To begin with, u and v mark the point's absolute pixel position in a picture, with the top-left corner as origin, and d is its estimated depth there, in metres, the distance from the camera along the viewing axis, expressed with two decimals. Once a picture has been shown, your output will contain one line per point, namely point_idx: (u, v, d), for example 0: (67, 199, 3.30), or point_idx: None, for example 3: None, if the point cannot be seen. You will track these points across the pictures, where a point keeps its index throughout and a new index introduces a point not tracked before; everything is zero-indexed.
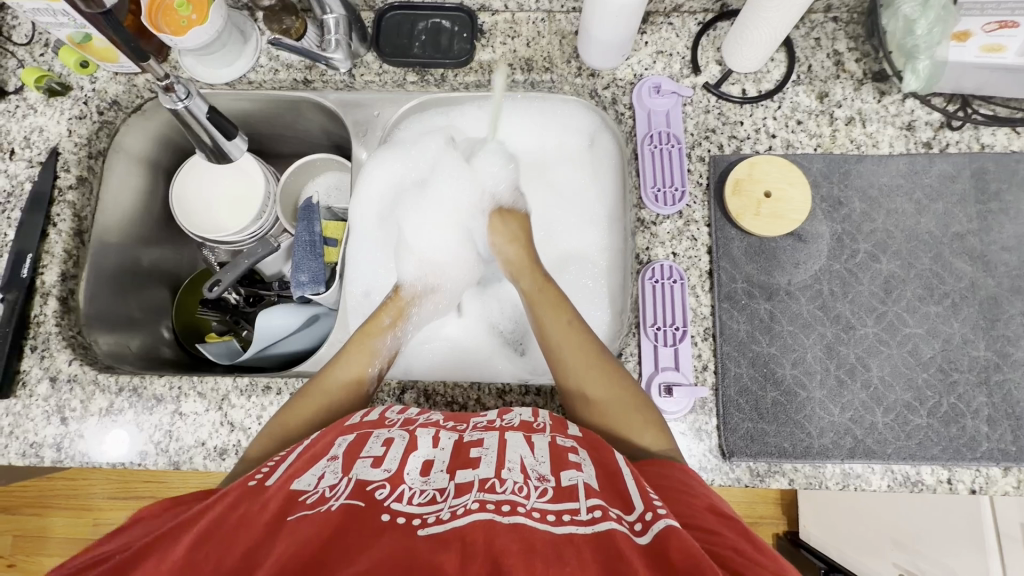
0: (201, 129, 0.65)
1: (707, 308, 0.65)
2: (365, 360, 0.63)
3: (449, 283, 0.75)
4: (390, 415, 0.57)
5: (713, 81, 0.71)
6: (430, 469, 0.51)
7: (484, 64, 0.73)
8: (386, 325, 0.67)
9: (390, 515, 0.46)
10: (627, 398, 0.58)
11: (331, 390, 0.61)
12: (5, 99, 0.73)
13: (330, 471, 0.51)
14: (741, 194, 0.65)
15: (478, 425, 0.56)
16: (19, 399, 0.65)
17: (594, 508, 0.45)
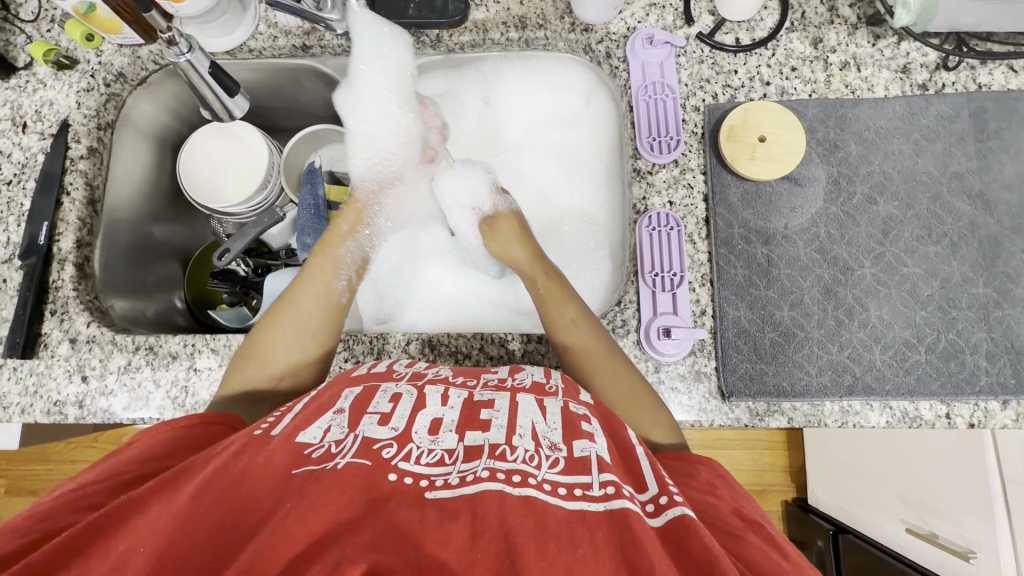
0: (205, 83, 0.66)
1: (705, 255, 0.66)
2: (331, 267, 0.67)
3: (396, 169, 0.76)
4: (397, 369, 0.60)
5: (706, 31, 0.71)
6: (438, 427, 0.52)
7: (479, 23, 0.73)
8: (344, 232, 0.70)
9: (397, 474, 0.47)
10: (640, 395, 0.59)
11: (302, 303, 0.64)
12: (15, 75, 0.75)
13: (335, 424, 0.52)
14: (736, 139, 0.65)
15: (489, 384, 0.58)
16: (42, 359, 0.68)
17: (608, 484, 0.45)
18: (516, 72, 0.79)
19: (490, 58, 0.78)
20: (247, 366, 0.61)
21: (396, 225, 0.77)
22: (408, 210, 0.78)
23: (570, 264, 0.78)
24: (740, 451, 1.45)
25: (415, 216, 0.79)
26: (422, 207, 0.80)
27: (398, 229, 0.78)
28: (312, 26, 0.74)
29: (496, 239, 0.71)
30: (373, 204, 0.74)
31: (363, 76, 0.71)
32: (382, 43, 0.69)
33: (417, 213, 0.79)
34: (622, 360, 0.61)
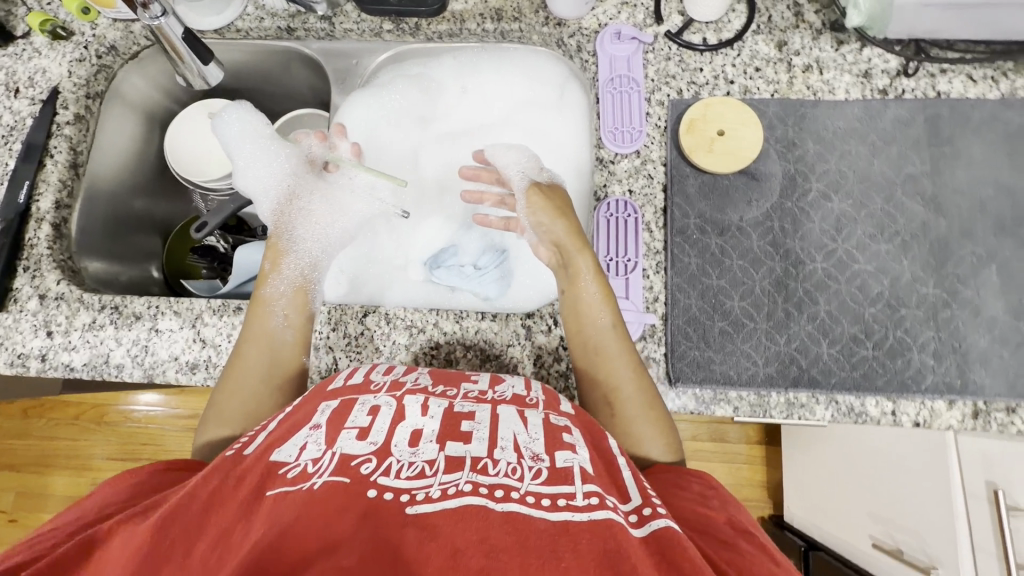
0: (180, 49, 0.70)
1: (660, 244, 0.67)
2: (262, 310, 0.65)
3: (298, 196, 0.74)
4: (374, 380, 0.58)
5: (674, 30, 0.73)
6: (418, 439, 0.51)
7: (457, 13, 0.76)
8: (266, 272, 0.68)
9: (378, 490, 0.46)
10: (656, 417, 0.59)
11: (248, 351, 0.63)
12: (13, 43, 0.79)
13: (312, 440, 0.50)
14: (695, 132, 0.67)
15: (469, 395, 0.57)
16: (10, 313, 0.70)
17: (591, 496, 0.45)
18: (492, 64, 0.81)
19: (467, 50, 0.81)
20: (214, 423, 0.60)
21: (325, 239, 0.73)
22: (337, 210, 0.75)
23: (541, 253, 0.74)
24: (718, 464, 1.44)
25: (346, 220, 0.75)
26: (349, 207, 0.76)
27: (331, 241, 0.73)
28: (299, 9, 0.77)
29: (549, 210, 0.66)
30: (288, 232, 0.71)
31: (240, 144, 0.75)
32: (229, 113, 0.75)
33: (342, 214, 0.75)
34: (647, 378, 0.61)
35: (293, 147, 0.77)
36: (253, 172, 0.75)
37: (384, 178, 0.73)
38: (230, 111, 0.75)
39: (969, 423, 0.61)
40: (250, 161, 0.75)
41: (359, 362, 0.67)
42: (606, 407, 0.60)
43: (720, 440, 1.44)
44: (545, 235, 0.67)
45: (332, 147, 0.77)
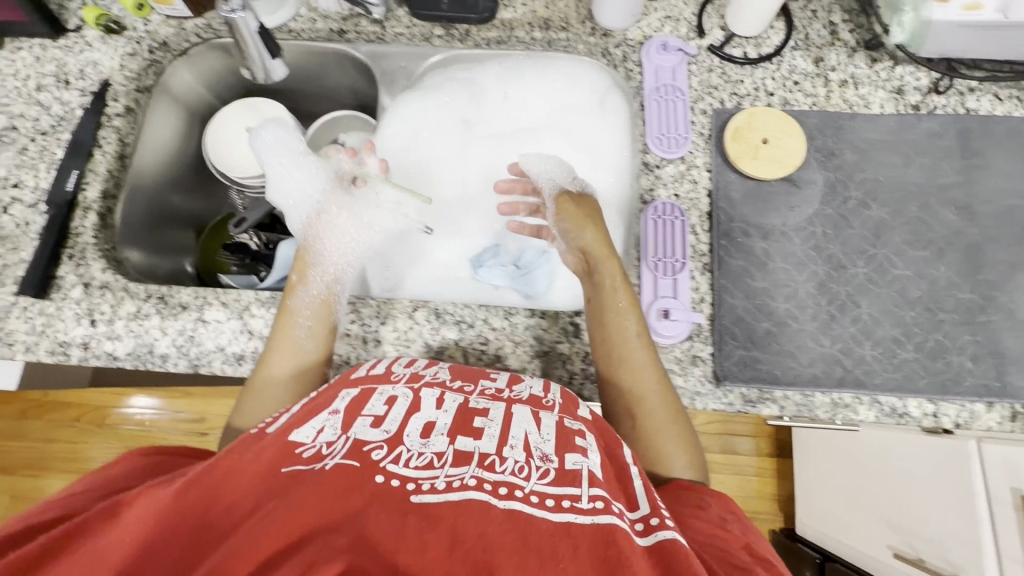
0: (252, 43, 0.72)
1: (705, 246, 0.69)
2: (286, 319, 0.64)
3: (329, 212, 0.73)
4: (396, 370, 0.58)
5: (717, 44, 0.76)
6: (430, 432, 0.50)
7: (506, 22, 0.80)
8: (292, 282, 0.67)
9: (385, 476, 0.44)
10: (679, 430, 0.59)
11: (272, 359, 0.63)
12: (65, 36, 0.80)
13: (329, 424, 0.50)
14: (740, 140, 0.70)
15: (486, 391, 0.57)
16: (53, 301, 0.70)
17: (596, 500, 0.44)
18: (535, 71, 0.82)
19: (512, 57, 0.82)
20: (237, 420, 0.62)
21: (348, 253, 0.72)
22: (360, 221, 0.74)
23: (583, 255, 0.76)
24: (731, 476, 1.44)
25: (370, 235, 0.74)
26: (376, 223, 0.75)
27: (352, 255, 0.72)
28: (354, 11, 0.80)
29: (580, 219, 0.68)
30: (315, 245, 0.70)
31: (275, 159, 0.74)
32: (268, 129, 0.76)
33: (368, 230, 0.74)
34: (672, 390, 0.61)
35: (324, 164, 0.76)
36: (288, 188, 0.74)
37: (414, 197, 0.75)
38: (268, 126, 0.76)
39: (1008, 424, 0.63)
40: (284, 175, 0.74)
41: (409, 356, 0.67)
42: (630, 422, 0.60)
43: (733, 453, 1.45)
44: (573, 242, 0.68)
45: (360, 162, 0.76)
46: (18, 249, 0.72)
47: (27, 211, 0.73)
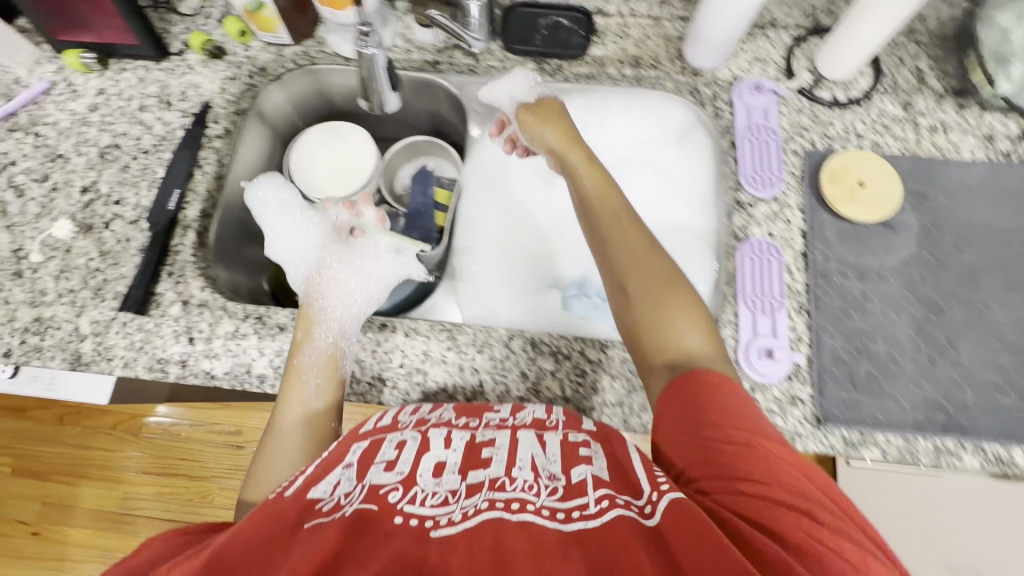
0: (379, 77, 0.71)
1: (802, 285, 0.69)
2: (295, 380, 0.62)
3: (332, 268, 0.72)
4: (401, 418, 0.61)
5: (806, 86, 0.78)
6: (442, 471, 0.52)
7: (597, 58, 0.82)
8: (297, 341, 0.65)
9: (402, 517, 0.46)
10: (678, 304, 0.55)
11: (278, 423, 0.60)
12: (168, 59, 0.82)
13: (345, 477, 0.52)
14: (837, 182, 0.71)
15: (490, 423, 0.59)
16: (152, 317, 0.70)
17: (602, 500, 0.46)
18: (620, 105, 0.83)
19: (598, 90, 0.82)
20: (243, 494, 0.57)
21: (354, 309, 0.69)
22: (364, 274, 0.72)
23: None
24: None
25: (373, 287, 0.72)
26: (378, 275, 0.73)
27: (360, 308, 0.69)
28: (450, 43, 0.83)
29: (547, 122, 0.70)
30: (320, 300, 0.68)
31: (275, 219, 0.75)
32: (265, 186, 0.76)
33: (372, 283, 0.72)
34: (668, 261, 0.58)
35: (321, 218, 0.76)
36: (284, 245, 0.75)
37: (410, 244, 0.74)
38: (263, 183, 0.76)
39: None
40: (283, 233, 0.75)
41: (506, 386, 0.67)
42: (632, 330, 0.56)
43: None
44: (540, 145, 0.71)
45: (359, 214, 0.75)
46: (119, 264, 0.73)
47: (128, 228, 0.75)
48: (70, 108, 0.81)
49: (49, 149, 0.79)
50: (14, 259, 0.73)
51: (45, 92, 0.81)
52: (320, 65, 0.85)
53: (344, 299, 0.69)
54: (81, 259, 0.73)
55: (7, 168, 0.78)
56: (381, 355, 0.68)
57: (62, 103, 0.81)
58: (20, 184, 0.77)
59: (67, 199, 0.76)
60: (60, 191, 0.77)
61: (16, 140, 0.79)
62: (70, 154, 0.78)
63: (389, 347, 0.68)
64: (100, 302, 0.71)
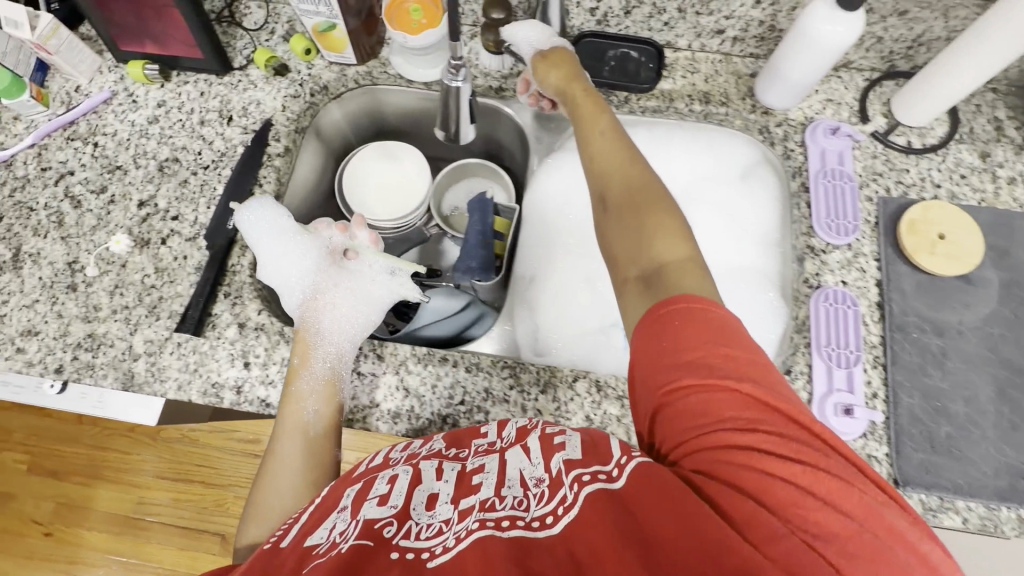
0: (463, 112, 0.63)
1: (877, 338, 0.67)
2: (293, 405, 0.62)
3: (329, 293, 0.70)
4: (393, 456, 0.58)
5: (880, 131, 0.76)
6: (435, 503, 0.50)
7: (665, 92, 0.80)
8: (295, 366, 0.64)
9: (399, 552, 0.45)
10: (664, 220, 0.51)
11: (279, 451, 0.60)
12: (230, 74, 0.81)
13: (340, 520, 0.50)
14: (916, 234, 0.69)
15: (479, 448, 0.56)
16: (207, 339, 0.69)
17: (575, 484, 0.46)
18: (684, 140, 0.82)
19: (664, 123, 0.81)
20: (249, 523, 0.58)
21: (350, 330, 0.68)
22: (361, 298, 0.71)
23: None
24: None
25: (370, 308, 0.71)
26: (373, 297, 0.72)
27: (358, 330, 0.68)
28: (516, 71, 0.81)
29: (557, 69, 0.65)
30: (317, 324, 0.67)
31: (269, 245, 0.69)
32: (256, 210, 0.70)
33: (369, 306, 0.71)
34: (657, 184, 0.53)
35: (314, 241, 0.72)
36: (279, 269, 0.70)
37: (407, 266, 0.73)
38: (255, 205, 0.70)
39: None
40: (275, 256, 0.70)
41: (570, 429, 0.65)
42: (609, 246, 0.54)
43: None
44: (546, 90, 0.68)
45: (352, 237, 0.72)
46: (174, 282, 0.71)
47: (185, 245, 0.73)
48: (130, 119, 0.80)
49: (107, 161, 0.78)
50: (69, 272, 0.72)
51: (106, 101, 0.81)
52: (381, 86, 0.84)
53: (338, 316, 0.69)
54: (136, 275, 0.72)
55: (65, 178, 0.77)
56: (441, 389, 0.66)
57: (122, 114, 0.80)
58: (77, 194, 0.76)
59: (124, 212, 0.75)
60: (118, 204, 0.75)
61: (75, 150, 0.78)
62: (128, 166, 0.77)
63: (451, 382, 0.66)
64: (155, 321, 0.70)
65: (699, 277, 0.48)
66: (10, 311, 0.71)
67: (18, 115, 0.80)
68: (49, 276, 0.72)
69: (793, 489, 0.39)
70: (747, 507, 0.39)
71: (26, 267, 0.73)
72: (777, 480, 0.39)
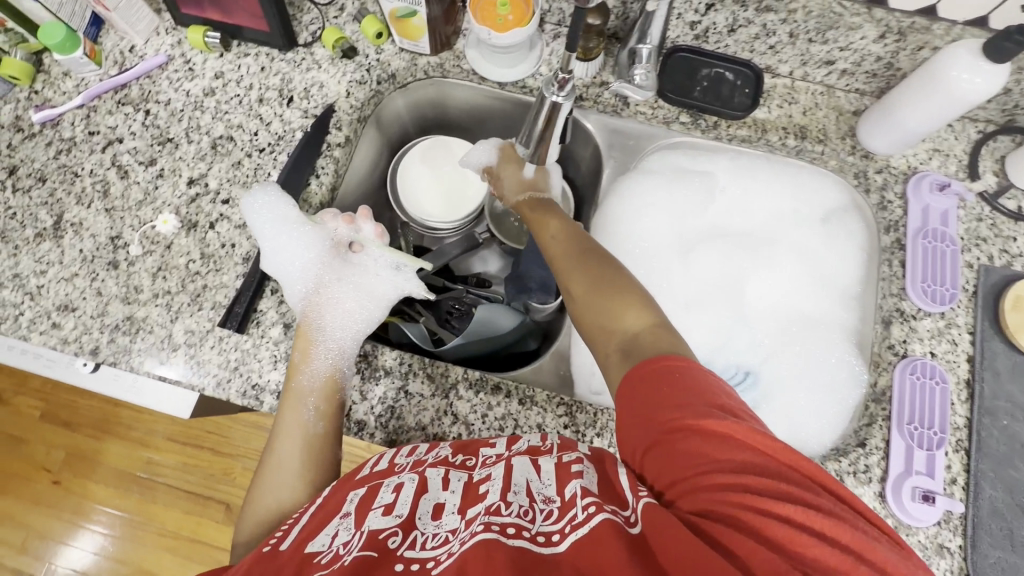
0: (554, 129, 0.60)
1: (963, 420, 0.62)
2: (291, 406, 0.59)
3: (334, 286, 0.66)
4: (398, 462, 0.54)
5: (989, 191, 0.70)
6: (442, 512, 0.49)
7: (759, 122, 0.74)
8: (295, 363, 0.61)
9: (403, 563, 0.43)
10: (614, 288, 0.51)
11: (276, 449, 0.57)
12: (293, 50, 0.76)
13: (343, 529, 0.47)
14: (1021, 311, 0.64)
15: (488, 459, 0.52)
16: (251, 337, 0.65)
17: (589, 506, 0.42)
18: (767, 174, 0.76)
19: (751, 154, 0.76)
20: (247, 521, 0.55)
21: (356, 328, 0.65)
22: (363, 293, 0.67)
23: (810, 394, 0.68)
24: None
25: (375, 304, 0.68)
26: (378, 292, 0.68)
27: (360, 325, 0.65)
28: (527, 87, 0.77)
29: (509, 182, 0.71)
30: (319, 318, 0.64)
31: (286, 234, 0.66)
32: (263, 195, 0.66)
33: (373, 301, 0.67)
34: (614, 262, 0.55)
35: (319, 231, 0.67)
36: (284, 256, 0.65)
37: (412, 262, 0.69)
38: (259, 191, 0.67)
39: None
40: (283, 240, 0.65)
41: None
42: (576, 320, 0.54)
43: None
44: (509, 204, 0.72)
45: (357, 229, 0.69)
46: (221, 271, 0.67)
47: (234, 232, 0.69)
48: (185, 89, 0.75)
49: (158, 131, 0.73)
50: (111, 247, 0.69)
51: (160, 66, 0.76)
52: (450, 79, 0.79)
53: (340, 311, 0.65)
54: (181, 259, 0.68)
55: (113, 145, 0.73)
56: (492, 420, 0.63)
57: (177, 81, 0.75)
58: (125, 164, 0.72)
59: (172, 189, 0.71)
60: (166, 179, 0.71)
61: (125, 115, 0.74)
62: (180, 139, 0.73)
63: (503, 413, 0.63)
64: (198, 310, 0.66)
65: (667, 339, 0.46)
66: (48, 283, 0.67)
67: (68, 72, 0.75)
68: (91, 250, 0.68)
69: (793, 530, 0.36)
70: (751, 548, 0.35)
71: (67, 237, 0.69)
72: (778, 520, 0.36)
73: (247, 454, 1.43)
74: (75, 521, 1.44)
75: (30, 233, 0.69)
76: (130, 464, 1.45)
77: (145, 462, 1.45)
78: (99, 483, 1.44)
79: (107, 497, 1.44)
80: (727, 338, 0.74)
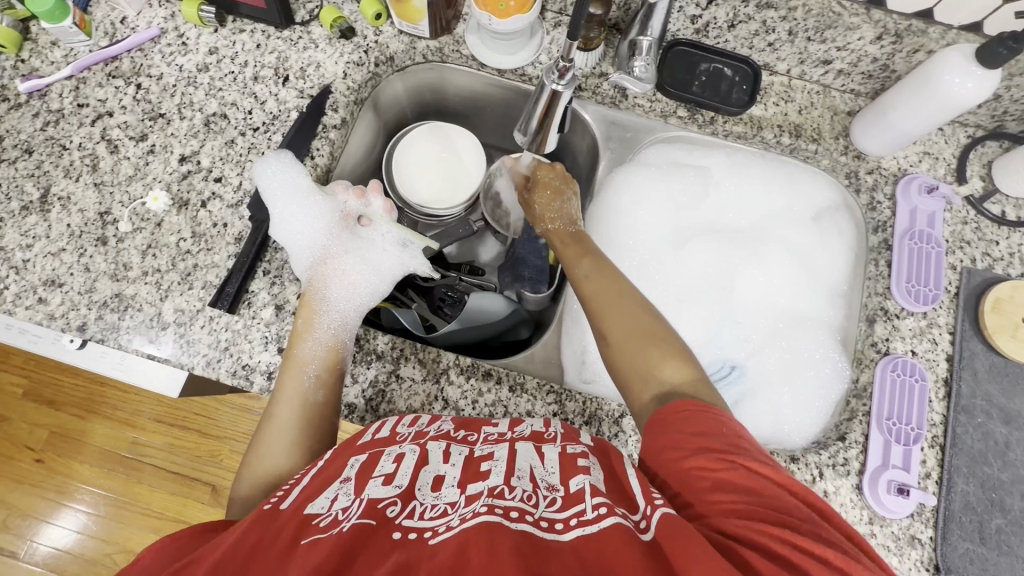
0: (554, 118, 0.61)
1: (939, 417, 0.64)
2: (293, 373, 0.59)
3: (339, 258, 0.68)
4: (400, 431, 0.55)
5: (976, 195, 0.72)
6: (441, 485, 0.49)
7: (756, 119, 0.75)
8: (298, 330, 0.61)
9: (401, 532, 0.43)
10: (652, 340, 0.52)
11: (276, 413, 0.57)
12: (290, 28, 0.75)
13: (343, 493, 0.48)
14: (1000, 313, 0.66)
15: (489, 437, 0.54)
16: (242, 317, 0.65)
17: (599, 506, 0.42)
18: (763, 172, 0.77)
19: (745, 151, 0.78)
20: (241, 483, 0.55)
21: (359, 304, 0.67)
22: (367, 268, 0.70)
23: (793, 389, 0.70)
24: None
25: (380, 282, 0.70)
26: (384, 267, 0.71)
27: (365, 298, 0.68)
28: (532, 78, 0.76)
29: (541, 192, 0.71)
30: (325, 288, 0.64)
31: (290, 209, 0.67)
32: (275, 164, 0.67)
33: (378, 276, 0.70)
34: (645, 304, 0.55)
35: (328, 201, 0.69)
36: (291, 226, 0.66)
37: (418, 239, 0.73)
38: (271, 160, 0.68)
39: None
40: (289, 212, 0.67)
41: None
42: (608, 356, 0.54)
43: None
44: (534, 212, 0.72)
45: (366, 204, 0.72)
46: (212, 251, 0.67)
47: (226, 211, 0.68)
48: (178, 63, 0.73)
49: (150, 106, 0.72)
50: (99, 223, 0.67)
51: (153, 39, 0.74)
52: (449, 64, 0.78)
53: (345, 284, 0.66)
54: (172, 237, 0.67)
55: (103, 118, 0.71)
56: (482, 406, 0.63)
57: (169, 55, 0.74)
58: (115, 139, 0.71)
59: (164, 165, 0.70)
60: (157, 155, 0.70)
61: (115, 89, 0.72)
62: (172, 115, 0.72)
63: (493, 400, 0.63)
64: (188, 289, 0.65)
65: (706, 396, 0.48)
66: (34, 257, 0.66)
67: (56, 41, 0.73)
68: (79, 225, 0.67)
69: (826, 569, 0.37)
70: None
71: (54, 211, 0.68)
72: (813, 558, 0.37)
73: (234, 436, 1.43)
74: (58, 500, 1.43)
75: (16, 206, 0.68)
76: (115, 444, 1.44)
77: (130, 442, 1.44)
78: (83, 461, 1.43)
79: (90, 476, 1.43)
80: (715, 331, 0.75)
